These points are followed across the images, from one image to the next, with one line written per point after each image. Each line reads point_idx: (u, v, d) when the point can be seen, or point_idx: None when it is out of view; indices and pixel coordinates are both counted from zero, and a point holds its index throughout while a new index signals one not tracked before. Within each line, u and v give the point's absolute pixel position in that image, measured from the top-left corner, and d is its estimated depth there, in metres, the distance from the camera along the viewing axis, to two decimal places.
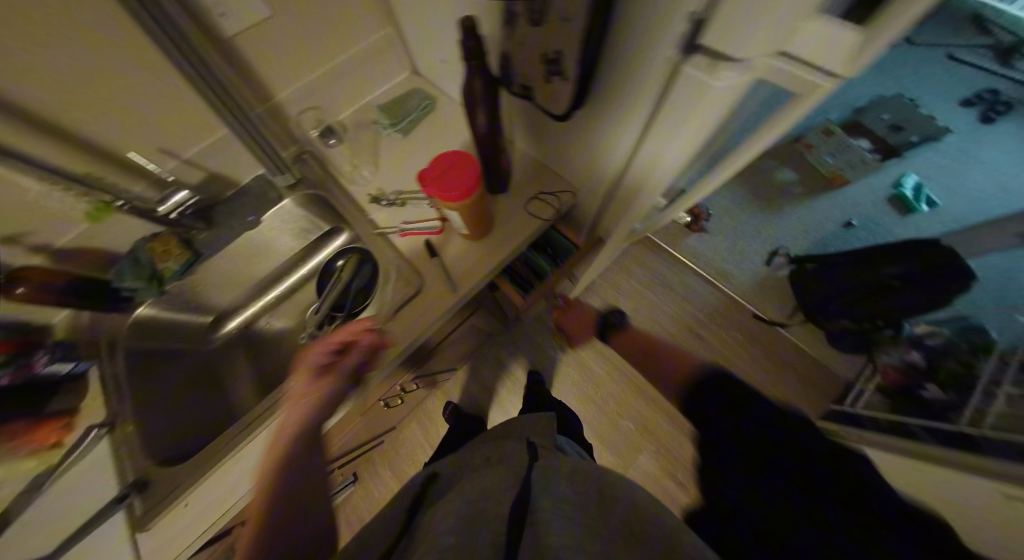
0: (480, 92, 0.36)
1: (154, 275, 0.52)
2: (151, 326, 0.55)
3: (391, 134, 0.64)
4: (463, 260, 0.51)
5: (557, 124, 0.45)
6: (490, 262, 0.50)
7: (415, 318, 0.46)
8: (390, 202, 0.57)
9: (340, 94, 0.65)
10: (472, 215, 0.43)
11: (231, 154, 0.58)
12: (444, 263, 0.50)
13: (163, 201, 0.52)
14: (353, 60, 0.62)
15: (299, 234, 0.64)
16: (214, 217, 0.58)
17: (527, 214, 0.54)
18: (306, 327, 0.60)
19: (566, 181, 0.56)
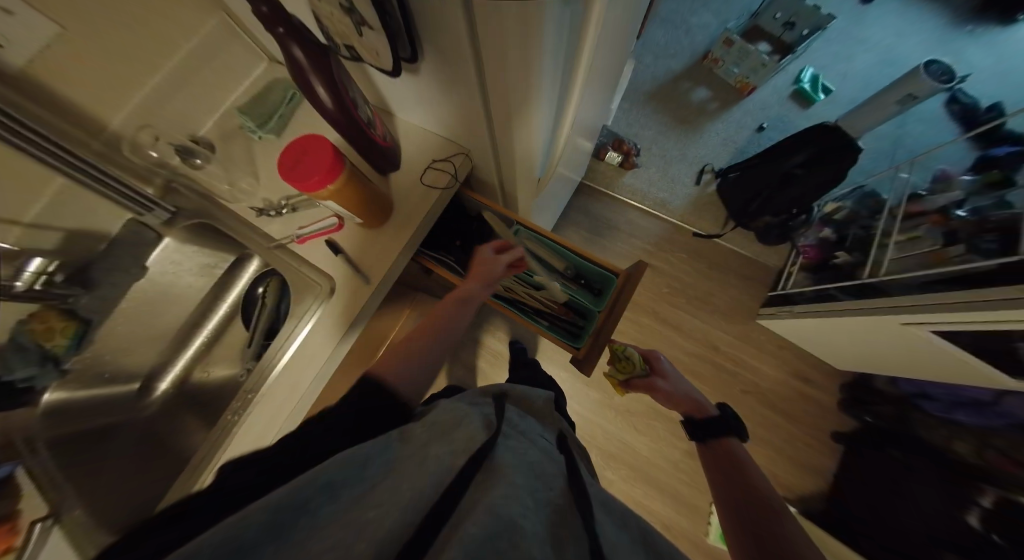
0: (307, 67, 0.33)
1: (44, 356, 0.46)
2: (71, 407, 0.50)
3: (263, 137, 0.57)
4: (369, 249, 0.51)
5: (414, 84, 0.43)
6: (396, 244, 0.51)
7: (338, 311, 0.47)
8: (281, 210, 0.53)
9: (193, 107, 0.57)
10: (358, 203, 0.43)
11: (86, 205, 0.49)
12: (351, 258, 0.50)
13: (14, 274, 0.44)
14: (189, 59, 0.53)
15: (203, 271, 0.61)
16: (94, 278, 0.50)
17: (424, 187, 0.53)
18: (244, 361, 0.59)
19: (456, 144, 0.54)
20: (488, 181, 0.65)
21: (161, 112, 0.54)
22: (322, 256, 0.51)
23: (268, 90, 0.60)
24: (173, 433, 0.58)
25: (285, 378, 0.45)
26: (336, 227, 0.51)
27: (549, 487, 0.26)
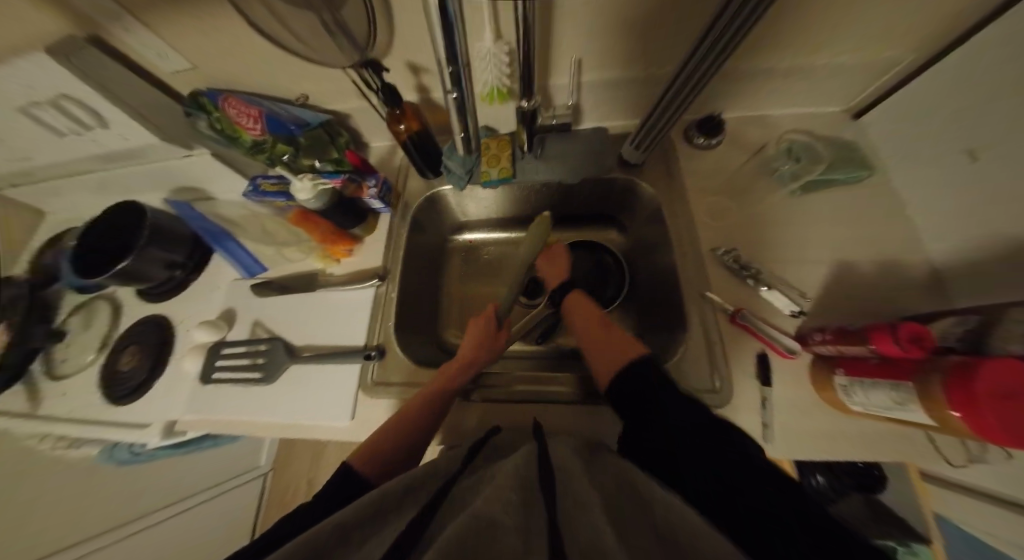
0: None
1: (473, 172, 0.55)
2: (438, 202, 0.61)
3: (778, 181, 0.50)
4: (794, 411, 0.38)
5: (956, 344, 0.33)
6: (835, 447, 0.36)
7: None
8: (739, 266, 0.46)
9: (748, 98, 0.55)
10: (921, 424, 0.30)
11: (614, 101, 0.54)
12: (767, 395, 0.39)
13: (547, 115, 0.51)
14: (809, 70, 0.49)
15: (585, 205, 0.64)
16: (547, 147, 0.56)
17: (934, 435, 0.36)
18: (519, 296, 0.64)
19: None
20: (945, 483, 0.42)
21: (742, 84, 0.52)
22: (744, 366, 0.41)
23: (827, 142, 0.53)
24: (442, 270, 0.66)
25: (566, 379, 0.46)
26: (791, 356, 0.40)
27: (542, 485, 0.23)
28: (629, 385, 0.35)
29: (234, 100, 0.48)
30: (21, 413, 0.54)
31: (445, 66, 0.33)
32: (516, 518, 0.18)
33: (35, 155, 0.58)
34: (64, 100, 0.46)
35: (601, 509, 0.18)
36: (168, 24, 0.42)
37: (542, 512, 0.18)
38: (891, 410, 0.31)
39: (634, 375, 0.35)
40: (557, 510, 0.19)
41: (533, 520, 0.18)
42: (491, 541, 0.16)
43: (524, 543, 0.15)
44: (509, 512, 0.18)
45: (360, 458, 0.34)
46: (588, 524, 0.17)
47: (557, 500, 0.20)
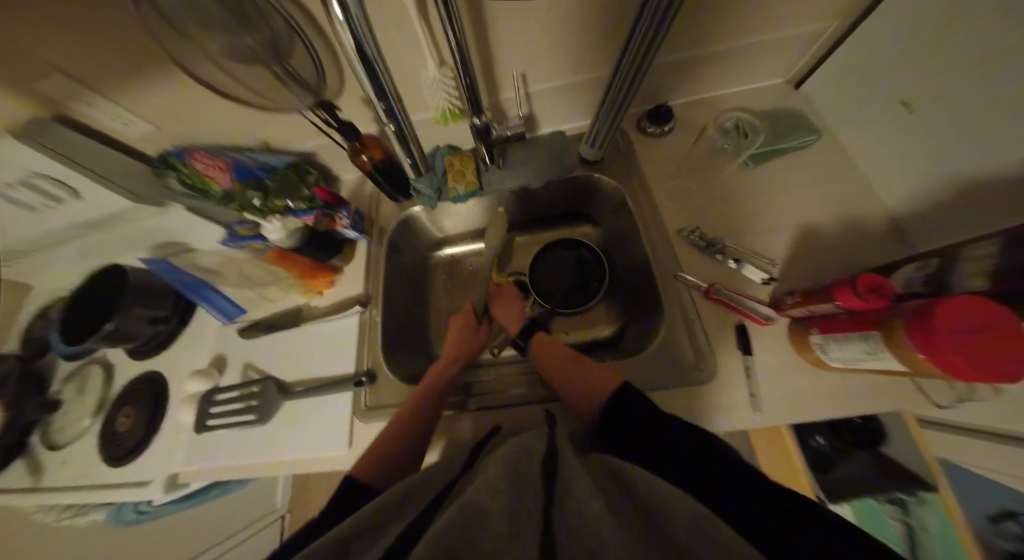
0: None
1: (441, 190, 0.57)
2: (413, 223, 0.63)
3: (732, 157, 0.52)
4: (778, 377, 0.39)
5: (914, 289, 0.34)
6: (822, 407, 0.37)
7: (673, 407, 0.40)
8: (706, 244, 0.47)
9: (692, 84, 0.57)
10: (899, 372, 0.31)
11: (566, 104, 0.56)
12: (751, 365, 0.40)
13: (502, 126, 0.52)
14: (742, 50, 0.51)
15: (556, 205, 0.65)
16: (509, 156, 0.58)
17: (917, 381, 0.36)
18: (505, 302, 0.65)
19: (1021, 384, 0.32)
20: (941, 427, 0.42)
21: (682, 72, 0.54)
22: (725, 341, 0.42)
23: (774, 114, 0.54)
24: (427, 288, 0.67)
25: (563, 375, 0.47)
26: (767, 323, 0.42)
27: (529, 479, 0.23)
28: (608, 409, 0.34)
29: (200, 154, 0.51)
30: (23, 488, 0.54)
31: (377, 102, 0.37)
32: (506, 507, 0.19)
33: (17, 233, 0.60)
34: (36, 177, 0.48)
35: (597, 494, 0.20)
36: (129, 93, 0.44)
37: (534, 502, 0.20)
38: (867, 362, 0.32)
39: (622, 393, 0.34)
40: (553, 502, 0.20)
41: (527, 509, 0.19)
42: (482, 534, 0.17)
43: (514, 531, 0.17)
44: (497, 501, 0.20)
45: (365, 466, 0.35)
46: (577, 520, 0.17)
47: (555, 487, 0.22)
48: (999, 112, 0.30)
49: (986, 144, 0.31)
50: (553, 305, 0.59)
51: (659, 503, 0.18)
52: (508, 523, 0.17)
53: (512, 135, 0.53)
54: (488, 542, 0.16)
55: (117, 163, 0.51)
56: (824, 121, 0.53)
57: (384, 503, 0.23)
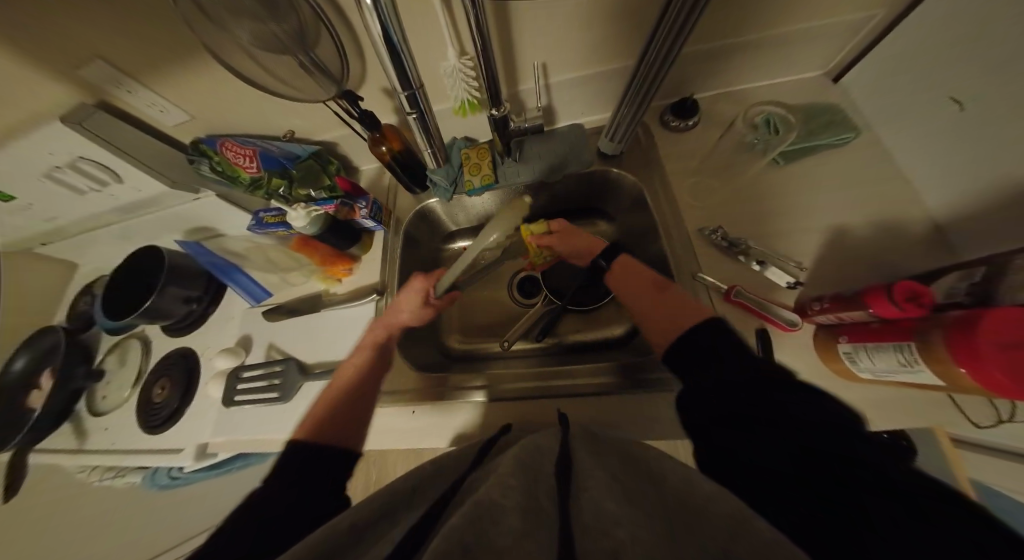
0: None
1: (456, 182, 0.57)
2: (428, 214, 0.64)
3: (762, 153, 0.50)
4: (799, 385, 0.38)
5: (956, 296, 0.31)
6: None
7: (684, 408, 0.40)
8: (727, 243, 0.45)
9: (719, 76, 0.55)
10: (938, 386, 0.29)
11: (586, 96, 0.55)
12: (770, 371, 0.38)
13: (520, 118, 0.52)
14: (777, 40, 0.49)
15: (572, 200, 0.64)
16: (525, 149, 0.57)
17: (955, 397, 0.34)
18: (517, 294, 0.65)
19: None
20: None
21: (710, 63, 0.52)
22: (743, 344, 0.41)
23: (808, 109, 0.51)
24: None
25: (576, 369, 0.46)
26: (793, 329, 0.39)
27: (539, 480, 0.23)
28: (684, 345, 0.32)
29: (230, 144, 0.52)
30: (71, 449, 0.59)
31: (401, 91, 0.37)
32: (520, 503, 0.20)
33: (66, 215, 0.65)
34: (83, 162, 0.51)
35: (612, 499, 0.20)
36: (167, 83, 0.47)
37: (547, 504, 0.20)
38: (899, 373, 0.30)
39: (691, 338, 0.32)
40: (569, 498, 0.21)
41: (543, 506, 0.20)
42: (497, 526, 0.18)
43: (524, 530, 0.17)
44: (509, 496, 0.20)
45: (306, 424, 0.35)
46: (600, 529, 0.17)
47: (569, 484, 0.23)
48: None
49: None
50: (564, 300, 0.58)
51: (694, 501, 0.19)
52: (519, 521, 0.18)
53: (530, 128, 0.53)
54: (503, 534, 0.17)
55: (154, 150, 0.54)
56: (864, 117, 0.50)
57: (392, 497, 0.25)
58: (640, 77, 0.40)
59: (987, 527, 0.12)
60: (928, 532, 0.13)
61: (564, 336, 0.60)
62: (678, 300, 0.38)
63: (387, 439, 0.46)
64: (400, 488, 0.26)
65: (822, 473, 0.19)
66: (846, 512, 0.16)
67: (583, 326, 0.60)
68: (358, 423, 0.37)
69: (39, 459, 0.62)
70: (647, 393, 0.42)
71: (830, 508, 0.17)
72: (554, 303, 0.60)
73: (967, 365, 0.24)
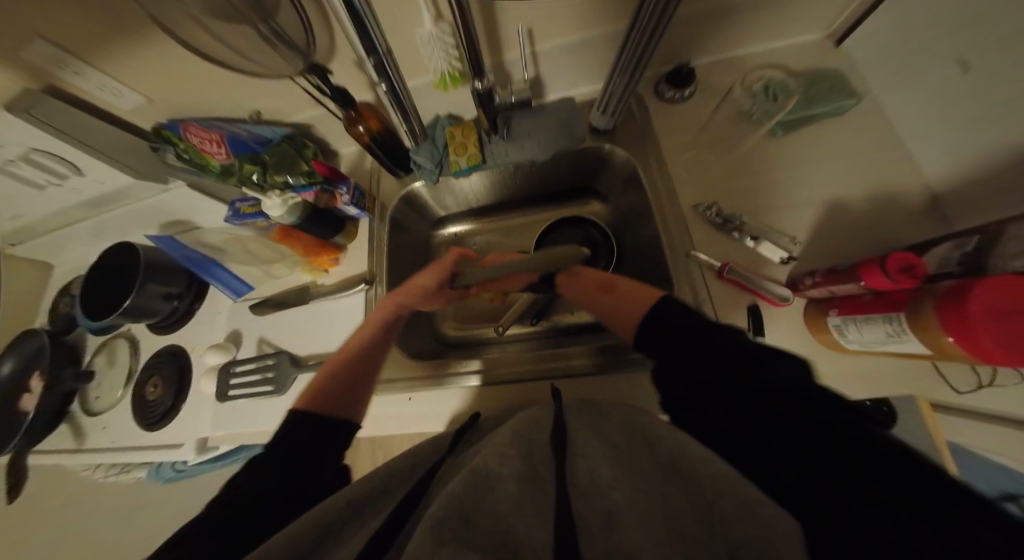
0: None
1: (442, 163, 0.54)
2: (415, 199, 0.61)
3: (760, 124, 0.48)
4: None
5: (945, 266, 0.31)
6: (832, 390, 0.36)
7: None
8: (721, 219, 0.44)
9: (717, 41, 0.51)
10: (924, 356, 0.29)
11: (576, 65, 0.51)
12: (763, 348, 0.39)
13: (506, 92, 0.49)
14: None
15: (564, 180, 0.62)
16: (513, 125, 0.54)
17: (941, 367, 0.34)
18: None
19: None
20: None
21: (707, 26, 0.48)
22: (735, 322, 0.41)
23: (809, 74, 0.49)
24: None
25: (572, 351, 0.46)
26: (783, 304, 0.39)
27: (536, 448, 0.23)
28: (649, 324, 0.32)
29: (194, 128, 0.49)
30: (70, 449, 0.59)
31: (367, 59, 0.34)
32: (519, 470, 0.20)
33: (31, 212, 0.61)
34: (35, 154, 0.48)
35: (607, 466, 0.20)
36: (115, 61, 0.43)
37: (546, 472, 0.20)
38: (886, 345, 0.30)
39: (655, 317, 0.32)
40: (565, 464, 0.21)
41: (540, 475, 0.20)
42: (492, 494, 0.18)
43: (521, 495, 0.18)
44: (508, 463, 0.21)
45: (302, 399, 0.34)
46: (596, 500, 0.17)
47: (565, 452, 0.23)
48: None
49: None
50: None
51: (678, 459, 0.19)
52: (519, 488, 0.18)
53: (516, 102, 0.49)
54: (500, 500, 0.17)
55: (113, 139, 0.51)
56: (867, 82, 0.48)
57: (393, 472, 0.26)
58: (630, 39, 0.37)
59: (913, 501, 0.14)
60: (872, 517, 0.15)
61: (559, 319, 0.60)
62: (634, 295, 0.37)
63: (388, 421, 0.46)
64: (399, 465, 0.27)
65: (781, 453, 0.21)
66: (799, 502, 0.18)
67: (578, 309, 0.60)
68: (355, 400, 0.36)
69: (39, 459, 0.62)
70: (641, 371, 0.42)
71: (785, 496, 0.19)
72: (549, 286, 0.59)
73: (953, 334, 0.24)
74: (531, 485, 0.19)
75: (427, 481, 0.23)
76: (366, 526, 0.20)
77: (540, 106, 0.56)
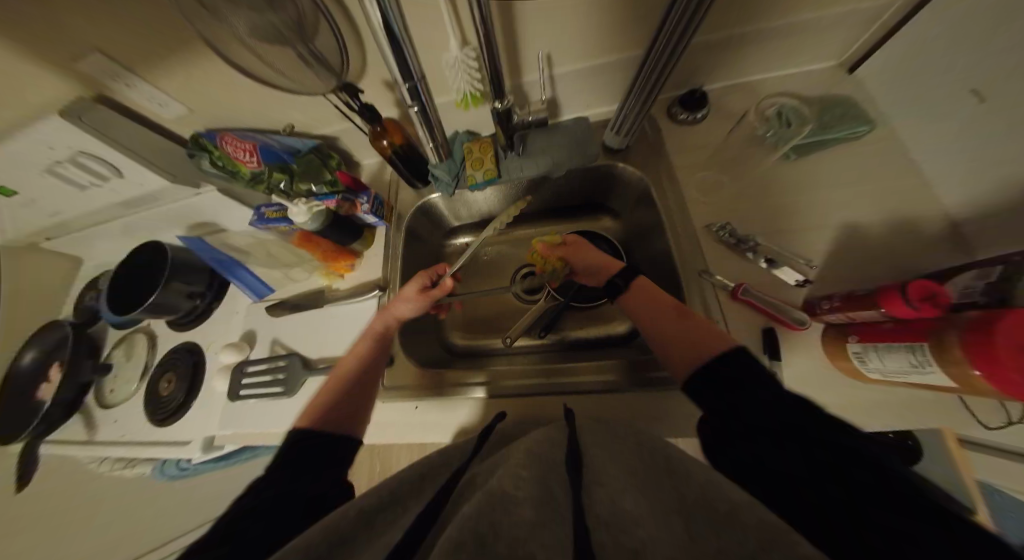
0: None
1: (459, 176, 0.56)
2: (430, 209, 0.63)
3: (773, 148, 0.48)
4: (805, 384, 0.37)
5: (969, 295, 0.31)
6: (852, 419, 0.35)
7: (687, 407, 0.40)
8: (734, 239, 0.44)
9: (730, 68, 0.53)
10: (952, 390, 0.28)
11: (592, 88, 0.53)
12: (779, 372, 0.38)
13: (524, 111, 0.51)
14: (791, 29, 0.47)
15: (576, 195, 0.63)
16: (529, 142, 0.56)
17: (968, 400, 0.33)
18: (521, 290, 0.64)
19: None
20: None
21: (719, 53, 0.50)
22: (749, 344, 0.40)
23: (821, 101, 0.50)
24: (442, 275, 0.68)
25: (582, 367, 0.46)
26: (799, 329, 0.39)
27: (551, 470, 0.23)
28: (713, 377, 0.28)
29: (229, 138, 0.51)
30: (81, 440, 0.60)
31: (402, 82, 0.36)
32: (533, 494, 0.20)
33: (70, 210, 0.65)
34: (83, 157, 0.51)
35: (631, 497, 0.20)
36: (166, 75, 0.46)
37: (564, 496, 0.20)
38: (909, 375, 0.30)
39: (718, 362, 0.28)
40: (582, 490, 0.21)
41: (557, 500, 0.20)
42: (509, 515, 0.18)
43: (540, 520, 0.18)
44: (523, 487, 0.20)
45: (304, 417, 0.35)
46: (623, 530, 0.17)
47: (582, 477, 0.23)
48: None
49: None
50: (568, 297, 0.58)
51: (698, 485, 0.19)
52: (533, 512, 0.18)
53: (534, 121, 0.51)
54: (517, 525, 0.17)
55: (154, 146, 0.54)
56: (880, 109, 0.48)
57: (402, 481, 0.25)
58: (650, 65, 0.38)
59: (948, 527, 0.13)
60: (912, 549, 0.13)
61: (568, 333, 0.59)
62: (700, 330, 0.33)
63: (395, 429, 0.46)
64: (407, 478, 0.26)
65: (794, 490, 0.19)
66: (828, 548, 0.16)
67: (587, 324, 0.59)
68: (356, 417, 0.37)
69: (51, 448, 0.64)
70: (651, 390, 0.41)
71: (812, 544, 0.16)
72: (558, 299, 0.60)
73: (983, 367, 0.23)
74: (548, 510, 0.19)
75: (444, 492, 0.23)
76: (382, 538, 0.20)
77: (555, 125, 0.58)
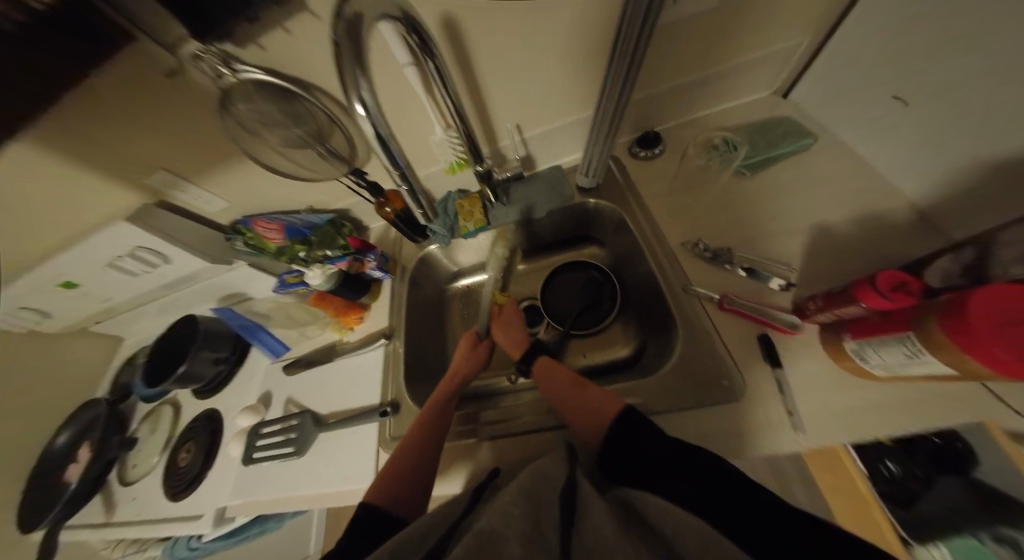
0: None
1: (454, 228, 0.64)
2: (431, 259, 0.69)
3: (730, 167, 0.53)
4: (814, 388, 0.36)
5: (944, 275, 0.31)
6: (875, 421, 0.32)
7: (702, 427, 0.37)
8: (710, 253, 0.47)
9: (675, 111, 0.61)
10: (962, 378, 0.27)
11: (560, 142, 0.62)
12: (785, 378, 0.37)
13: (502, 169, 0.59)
14: (717, 75, 0.55)
15: (562, 231, 0.69)
16: (512, 193, 0.63)
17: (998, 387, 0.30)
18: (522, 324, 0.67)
19: None
20: None
21: (661, 103, 0.59)
22: (749, 352, 0.40)
23: (763, 124, 0.56)
24: (446, 318, 0.71)
25: None
26: (794, 331, 0.39)
27: (540, 506, 0.23)
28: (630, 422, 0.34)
29: (261, 221, 0.61)
30: (99, 522, 0.61)
31: (392, 167, 0.45)
32: (521, 529, 0.20)
33: (122, 296, 0.74)
34: (140, 250, 0.61)
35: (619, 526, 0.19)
36: (214, 179, 0.58)
37: (553, 532, 0.20)
38: (911, 367, 0.29)
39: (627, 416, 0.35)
40: (571, 528, 0.20)
41: (544, 529, 0.20)
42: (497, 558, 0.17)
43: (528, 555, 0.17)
44: (512, 524, 0.20)
45: (375, 483, 0.37)
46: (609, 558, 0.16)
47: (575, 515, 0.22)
48: (1013, 102, 0.28)
49: (989, 121, 0.31)
50: (567, 325, 0.59)
51: (674, 526, 0.19)
52: (522, 548, 0.18)
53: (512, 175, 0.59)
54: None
55: (198, 236, 0.64)
56: (819, 123, 0.54)
57: (408, 534, 0.24)
58: (600, 119, 0.45)
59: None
60: None
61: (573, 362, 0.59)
62: (601, 397, 0.40)
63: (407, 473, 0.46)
64: (418, 525, 0.25)
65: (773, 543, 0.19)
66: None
67: (590, 352, 0.60)
68: (418, 484, 0.36)
69: (67, 536, 0.63)
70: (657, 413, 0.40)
71: None
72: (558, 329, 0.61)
73: (963, 347, 0.23)
74: (534, 544, 0.18)
75: (447, 539, 0.23)
76: None
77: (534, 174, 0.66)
